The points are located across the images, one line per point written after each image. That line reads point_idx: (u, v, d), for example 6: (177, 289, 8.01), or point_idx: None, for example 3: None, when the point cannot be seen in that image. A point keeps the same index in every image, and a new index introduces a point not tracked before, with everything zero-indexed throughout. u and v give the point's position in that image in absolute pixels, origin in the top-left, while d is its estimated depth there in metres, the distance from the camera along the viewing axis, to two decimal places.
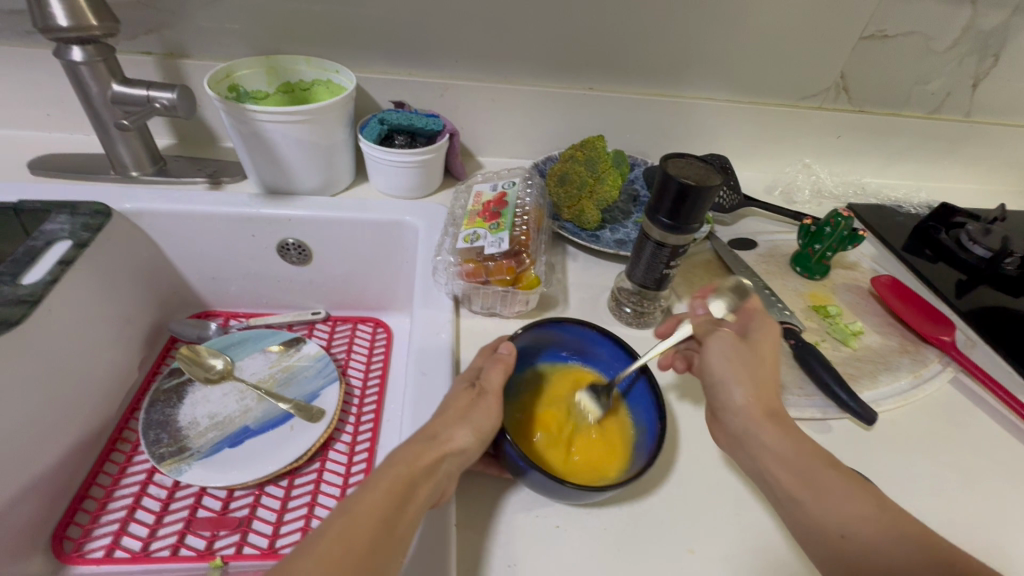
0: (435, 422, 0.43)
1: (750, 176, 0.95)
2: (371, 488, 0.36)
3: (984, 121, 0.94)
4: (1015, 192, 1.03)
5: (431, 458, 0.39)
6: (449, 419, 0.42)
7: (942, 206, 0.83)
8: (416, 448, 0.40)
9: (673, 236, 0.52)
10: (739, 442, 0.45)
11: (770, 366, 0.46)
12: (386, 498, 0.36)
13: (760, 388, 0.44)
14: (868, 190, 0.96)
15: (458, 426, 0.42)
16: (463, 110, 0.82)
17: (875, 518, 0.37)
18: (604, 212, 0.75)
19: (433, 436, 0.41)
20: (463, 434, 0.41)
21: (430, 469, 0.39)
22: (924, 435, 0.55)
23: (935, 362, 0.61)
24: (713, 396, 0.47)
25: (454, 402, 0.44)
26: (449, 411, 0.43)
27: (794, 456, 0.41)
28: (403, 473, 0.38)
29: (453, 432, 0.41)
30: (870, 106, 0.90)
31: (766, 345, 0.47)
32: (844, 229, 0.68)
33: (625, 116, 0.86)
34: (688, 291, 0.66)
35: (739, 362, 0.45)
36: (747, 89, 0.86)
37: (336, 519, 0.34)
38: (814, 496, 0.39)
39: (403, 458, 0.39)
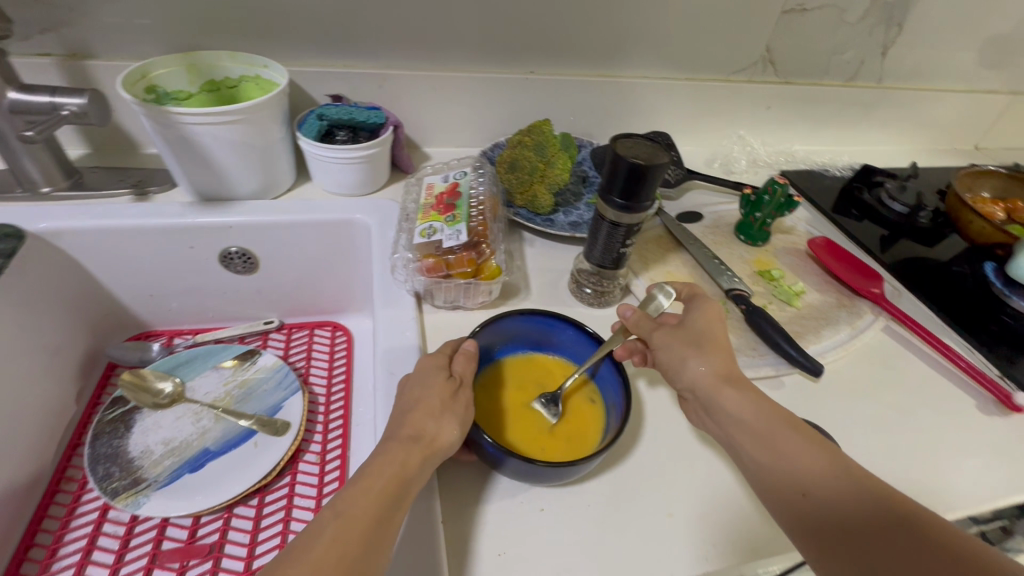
0: (411, 413, 0.41)
1: (690, 151, 0.98)
2: (365, 488, 0.36)
3: (893, 86, 1.01)
4: (921, 151, 1.13)
5: (417, 457, 0.39)
6: (433, 408, 0.41)
7: (863, 168, 0.89)
8: (400, 447, 0.39)
9: (627, 215, 0.53)
10: (703, 412, 0.46)
11: (717, 337, 0.48)
12: (374, 504, 0.35)
13: (709, 355, 0.46)
14: (798, 157, 1.02)
15: (441, 418, 0.41)
16: (404, 100, 0.80)
17: (832, 474, 0.38)
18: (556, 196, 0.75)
19: (417, 430, 0.40)
20: (447, 428, 0.41)
21: (417, 466, 0.38)
22: (864, 380, 0.60)
23: (869, 313, 0.66)
24: (672, 378, 0.48)
25: (429, 392, 0.42)
26: (429, 401, 0.42)
27: (752, 419, 0.42)
28: (391, 472, 0.37)
29: (437, 426, 0.40)
30: (795, 77, 0.95)
31: (703, 320, 0.49)
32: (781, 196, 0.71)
33: (567, 98, 0.86)
34: (645, 267, 0.67)
35: (686, 341, 0.47)
36: (681, 66, 0.88)
37: (322, 525, 0.34)
38: (775, 457, 0.40)
39: (390, 459, 0.38)
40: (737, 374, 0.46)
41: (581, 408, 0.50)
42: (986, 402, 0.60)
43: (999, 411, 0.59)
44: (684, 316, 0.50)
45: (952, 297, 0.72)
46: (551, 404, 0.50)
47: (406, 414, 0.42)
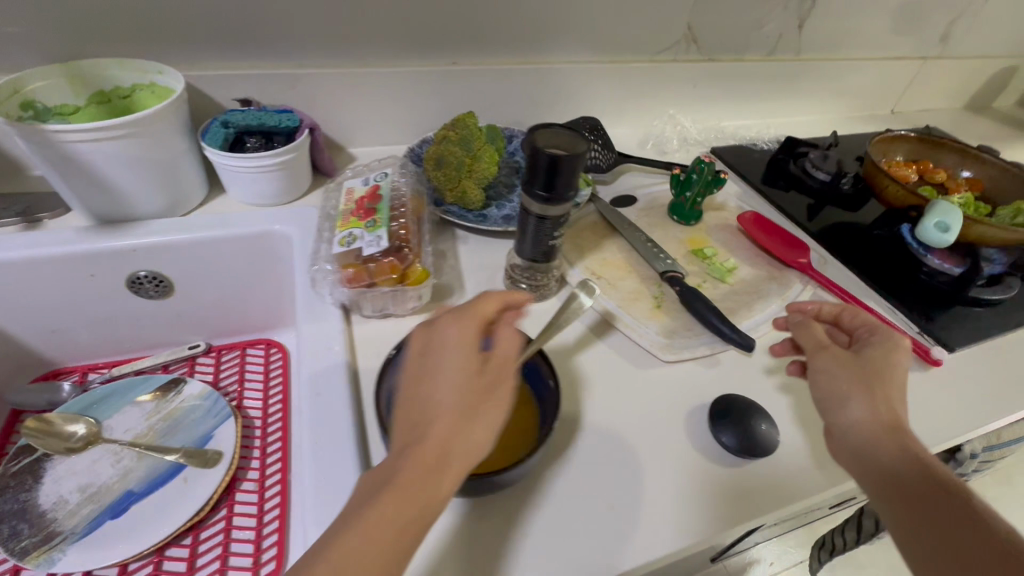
0: (431, 419, 0.36)
1: (623, 133, 0.98)
2: (380, 508, 0.33)
3: (811, 58, 1.04)
4: (842, 119, 1.17)
5: (445, 477, 0.35)
6: (465, 412, 0.36)
7: (788, 139, 0.91)
8: (425, 454, 0.35)
9: (552, 207, 0.52)
10: (848, 459, 0.42)
11: (891, 380, 0.45)
12: (391, 534, 0.32)
13: (876, 398, 0.43)
14: (728, 132, 1.03)
15: (470, 428, 0.36)
16: (321, 100, 0.76)
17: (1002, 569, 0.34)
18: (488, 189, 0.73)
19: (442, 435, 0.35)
20: (480, 442, 0.36)
21: (443, 485, 0.35)
22: None
23: (797, 283, 0.68)
24: (824, 412, 0.45)
25: (460, 393, 0.37)
26: (466, 404, 0.37)
27: (907, 475, 0.40)
28: (409, 506, 0.33)
29: (469, 439, 0.36)
30: (719, 54, 0.96)
31: (879, 359, 0.46)
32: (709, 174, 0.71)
33: (494, 89, 0.84)
34: (581, 256, 0.66)
35: (846, 381, 0.45)
36: (606, 49, 0.88)
37: (342, 537, 0.32)
38: (937, 531, 0.37)
39: (415, 468, 0.34)
40: (907, 432, 0.42)
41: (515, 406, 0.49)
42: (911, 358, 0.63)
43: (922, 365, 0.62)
44: (858, 348, 0.48)
45: (873, 260, 0.75)
46: None
47: (437, 413, 0.36)
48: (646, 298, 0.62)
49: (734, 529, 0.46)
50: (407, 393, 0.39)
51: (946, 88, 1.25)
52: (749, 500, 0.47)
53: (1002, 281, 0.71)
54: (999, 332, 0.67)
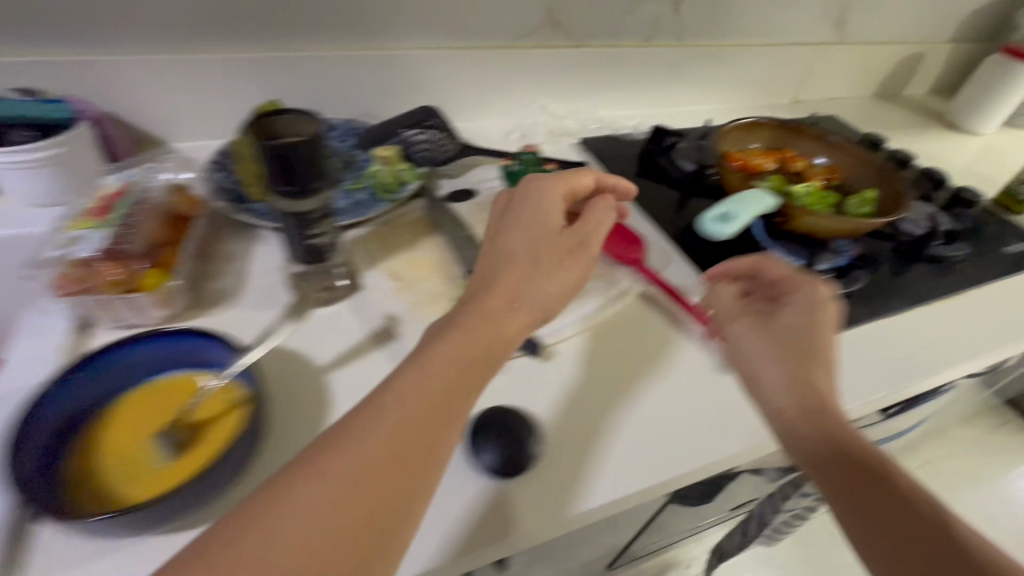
0: (533, 258, 0.47)
1: (491, 125, 0.93)
2: (402, 395, 0.37)
3: (693, 44, 1.00)
4: (738, 108, 1.13)
5: (512, 324, 0.44)
6: (513, 279, 0.46)
7: (655, 129, 0.87)
8: (464, 362, 0.40)
9: (301, 202, 0.47)
10: (784, 438, 0.44)
11: (802, 339, 0.48)
12: (410, 425, 0.36)
13: (789, 372, 0.46)
14: (608, 122, 0.99)
15: (570, 263, 0.49)
16: (123, 90, 0.70)
17: (917, 536, 0.36)
18: None
19: (470, 345, 0.41)
20: (568, 281, 0.48)
21: (505, 333, 0.44)
22: (604, 354, 0.57)
23: (625, 281, 0.64)
24: (752, 388, 0.48)
25: (529, 249, 0.48)
26: (535, 257, 0.47)
27: (828, 451, 0.42)
28: (432, 398, 0.37)
29: (532, 286, 0.46)
30: (588, 40, 0.91)
31: (795, 317, 0.49)
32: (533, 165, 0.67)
33: (330, 77, 0.79)
34: (384, 256, 0.61)
35: (769, 347, 0.48)
36: (456, 35, 0.83)
37: (330, 455, 0.33)
38: (868, 503, 0.39)
39: (437, 375, 0.39)
40: (821, 399, 0.45)
41: (218, 435, 0.42)
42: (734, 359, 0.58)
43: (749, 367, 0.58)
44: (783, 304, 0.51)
45: (720, 253, 0.70)
46: (172, 434, 0.41)
47: (524, 258, 0.47)
48: (445, 300, 0.57)
49: (506, 543, 0.43)
50: (483, 256, 0.49)
51: (849, 75, 1.22)
52: (525, 509, 0.44)
53: (850, 273, 0.67)
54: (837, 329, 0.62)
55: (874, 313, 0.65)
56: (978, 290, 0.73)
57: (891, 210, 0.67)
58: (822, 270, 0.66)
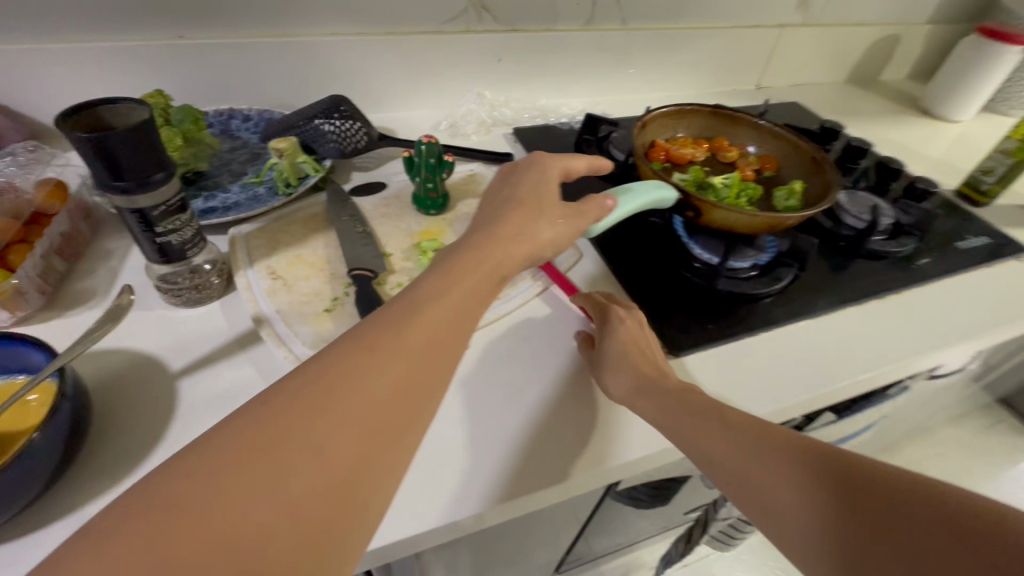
0: (539, 203, 0.47)
1: (421, 115, 0.89)
2: (409, 320, 0.35)
3: (639, 27, 0.95)
4: (694, 96, 1.08)
5: (518, 253, 0.44)
6: (513, 224, 0.45)
7: (588, 117, 0.82)
8: (456, 299, 0.38)
9: (139, 196, 0.44)
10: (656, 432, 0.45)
11: (634, 346, 0.49)
12: (417, 339, 0.35)
13: (631, 374, 0.47)
14: (548, 111, 0.94)
15: (569, 221, 0.47)
16: (15, 83, 0.67)
17: (790, 484, 0.36)
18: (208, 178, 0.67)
19: (464, 286, 0.39)
20: (575, 226, 0.48)
21: (506, 260, 0.43)
22: (491, 357, 0.53)
23: (527, 279, 0.60)
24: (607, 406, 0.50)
25: (534, 193, 0.48)
26: (534, 201, 0.47)
27: (691, 434, 0.42)
28: (439, 315, 0.37)
29: (533, 229, 0.45)
30: (522, 24, 0.87)
31: (625, 331, 0.50)
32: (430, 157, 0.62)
33: (240, 67, 0.75)
34: (268, 253, 0.58)
35: (612, 361, 0.49)
36: (375, 20, 0.79)
37: (329, 382, 0.31)
38: (740, 469, 0.39)
39: (425, 310, 0.37)
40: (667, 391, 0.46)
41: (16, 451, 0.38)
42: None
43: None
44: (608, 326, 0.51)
45: (636, 249, 0.65)
46: None
47: (527, 202, 0.47)
48: (322, 300, 0.54)
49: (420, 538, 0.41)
50: (485, 206, 0.48)
51: (817, 59, 1.16)
52: (437, 502, 0.42)
53: (772, 271, 0.63)
54: (752, 331, 0.58)
55: (797, 313, 0.61)
56: (919, 290, 0.67)
57: (817, 203, 0.63)
58: (741, 268, 0.62)
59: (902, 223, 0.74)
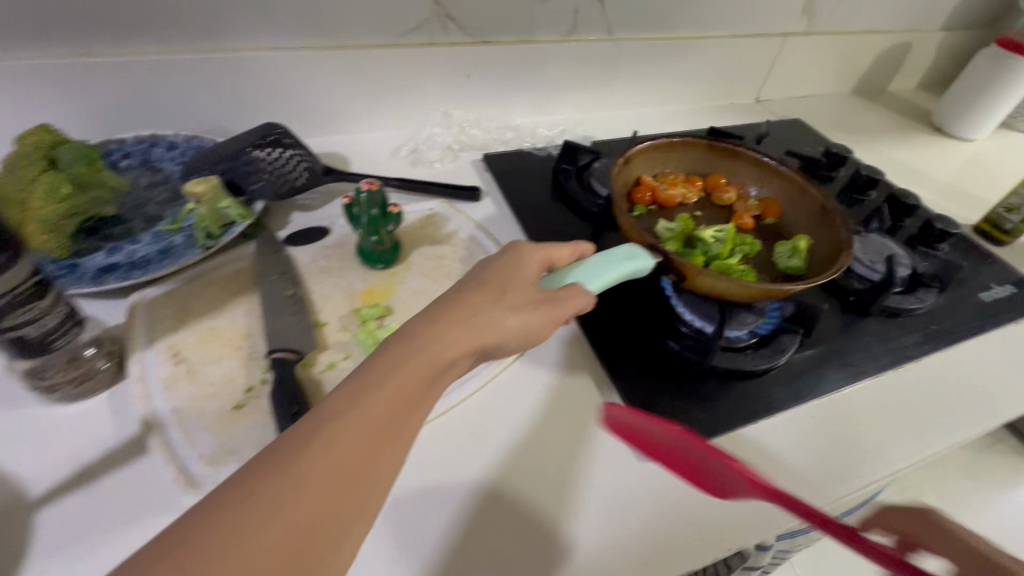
0: (505, 289, 0.37)
1: (378, 138, 0.78)
2: (361, 391, 0.29)
3: (626, 38, 0.85)
4: (686, 112, 0.98)
5: (493, 326, 0.35)
6: (476, 304, 0.35)
7: (566, 145, 0.73)
8: (419, 365, 0.31)
9: None
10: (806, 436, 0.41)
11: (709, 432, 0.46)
12: (367, 415, 0.28)
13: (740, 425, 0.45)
14: (523, 132, 0.84)
15: (539, 316, 0.37)
16: None
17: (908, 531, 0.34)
18: (115, 224, 0.57)
19: (432, 348, 0.32)
20: (546, 324, 0.38)
21: (489, 327, 0.35)
22: (437, 463, 0.43)
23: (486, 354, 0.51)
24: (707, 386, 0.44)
25: (507, 278, 0.38)
26: (504, 289, 0.37)
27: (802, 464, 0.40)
28: (396, 381, 0.30)
29: (495, 316, 0.35)
30: (494, 36, 0.76)
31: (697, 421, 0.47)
32: (367, 208, 0.52)
33: (163, 87, 0.64)
34: (174, 328, 0.48)
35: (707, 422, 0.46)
36: (321, 32, 0.68)
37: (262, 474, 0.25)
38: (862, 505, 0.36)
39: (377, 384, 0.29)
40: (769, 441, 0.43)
41: None
42: (615, 463, 0.45)
43: (637, 472, 0.45)
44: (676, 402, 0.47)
45: (616, 311, 0.56)
46: None
47: (491, 286, 0.37)
48: (232, 392, 0.44)
49: None
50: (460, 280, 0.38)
51: (822, 68, 1.06)
52: None
53: (774, 340, 0.54)
54: (751, 418, 0.50)
55: (801, 393, 0.52)
56: (939, 355, 0.59)
57: (824, 263, 0.55)
58: (738, 337, 0.54)
59: (920, 272, 0.66)
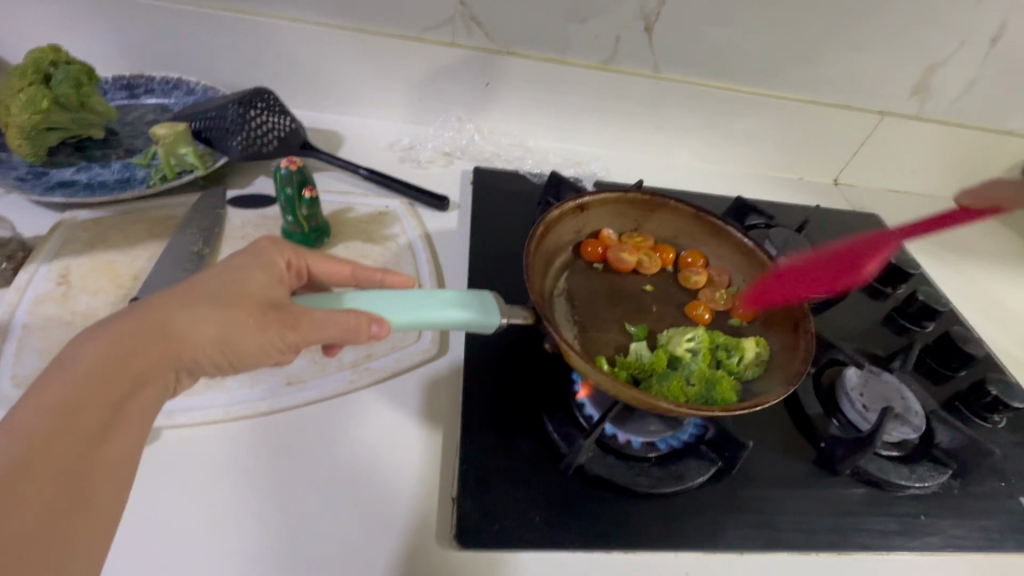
0: (225, 296, 0.32)
1: (386, 127, 0.78)
2: (26, 426, 0.25)
3: (675, 79, 0.76)
4: (737, 174, 0.86)
5: (206, 330, 0.31)
6: (166, 312, 0.30)
7: (553, 176, 0.66)
8: (102, 377, 0.28)
9: None
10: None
11: None
12: (49, 446, 0.25)
13: None
14: (535, 153, 0.79)
15: (262, 330, 0.32)
16: None
17: None
18: (99, 148, 0.61)
19: (119, 356, 0.28)
20: (269, 337, 0.33)
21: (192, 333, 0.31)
22: (225, 463, 0.40)
23: (344, 366, 0.47)
24: None
25: (234, 285, 0.33)
26: (220, 293, 0.32)
27: None
28: (77, 402, 0.27)
29: (195, 324, 0.31)
30: (522, 48, 0.72)
31: None
32: (283, 186, 0.52)
33: (191, 37, 0.68)
34: (81, 251, 0.50)
35: None
36: (345, 11, 0.68)
37: None
38: None
39: (46, 413, 0.26)
40: None
41: None
42: (413, 533, 0.39)
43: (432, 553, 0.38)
44: None
45: (512, 368, 0.50)
46: None
47: (203, 290, 0.32)
48: (85, 325, 0.45)
49: None
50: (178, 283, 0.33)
51: (931, 164, 0.87)
52: None
53: (676, 463, 0.44)
54: (602, 545, 0.40)
55: (685, 535, 0.42)
56: (912, 555, 0.44)
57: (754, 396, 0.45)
58: (630, 444, 0.45)
59: (936, 443, 0.50)
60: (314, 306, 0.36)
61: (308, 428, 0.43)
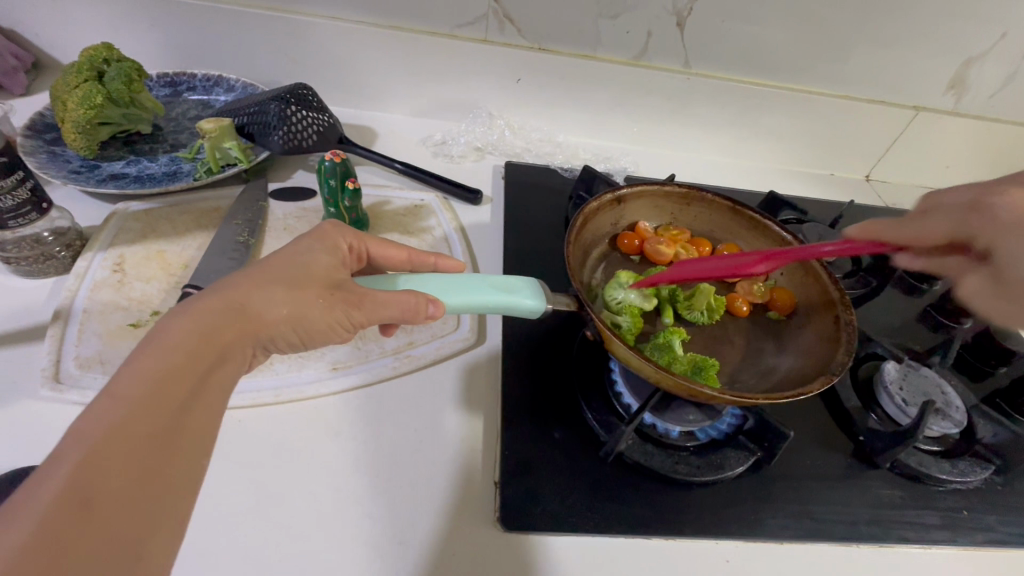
0: (292, 278, 0.34)
1: (418, 123, 0.79)
2: (124, 390, 0.26)
3: (706, 75, 0.76)
4: (765, 169, 0.86)
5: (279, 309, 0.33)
6: (242, 291, 0.32)
7: (585, 169, 0.67)
8: (191, 348, 0.29)
9: None
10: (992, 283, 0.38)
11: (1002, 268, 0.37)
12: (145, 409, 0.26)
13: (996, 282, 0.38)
14: (565, 149, 0.79)
15: (330, 309, 0.34)
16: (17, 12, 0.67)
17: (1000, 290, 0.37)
18: (147, 142, 0.63)
19: (203, 331, 0.30)
20: (336, 315, 0.34)
21: (268, 311, 0.32)
22: (276, 443, 0.42)
23: (386, 354, 0.48)
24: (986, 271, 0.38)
25: (301, 268, 0.34)
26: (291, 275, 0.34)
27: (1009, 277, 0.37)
28: (168, 370, 0.28)
29: (270, 305, 0.32)
30: (553, 45, 0.73)
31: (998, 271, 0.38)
32: (327, 178, 0.53)
33: (232, 36, 0.70)
34: (133, 240, 0.52)
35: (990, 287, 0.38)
36: (381, 10, 0.70)
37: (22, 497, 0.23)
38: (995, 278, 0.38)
39: (143, 380, 0.27)
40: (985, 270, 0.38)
41: None
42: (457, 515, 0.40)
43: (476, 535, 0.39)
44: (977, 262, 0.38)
45: (548, 357, 0.50)
46: None
47: (275, 272, 0.34)
48: (141, 310, 0.47)
49: None
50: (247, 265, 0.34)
51: (965, 160, 0.86)
52: None
53: (715, 452, 0.45)
54: (643, 532, 0.41)
55: (724, 524, 0.42)
56: (955, 550, 0.44)
57: (794, 386, 0.45)
58: (669, 432, 0.45)
59: (978, 438, 0.50)
60: (373, 286, 0.37)
61: (353, 413, 0.44)
